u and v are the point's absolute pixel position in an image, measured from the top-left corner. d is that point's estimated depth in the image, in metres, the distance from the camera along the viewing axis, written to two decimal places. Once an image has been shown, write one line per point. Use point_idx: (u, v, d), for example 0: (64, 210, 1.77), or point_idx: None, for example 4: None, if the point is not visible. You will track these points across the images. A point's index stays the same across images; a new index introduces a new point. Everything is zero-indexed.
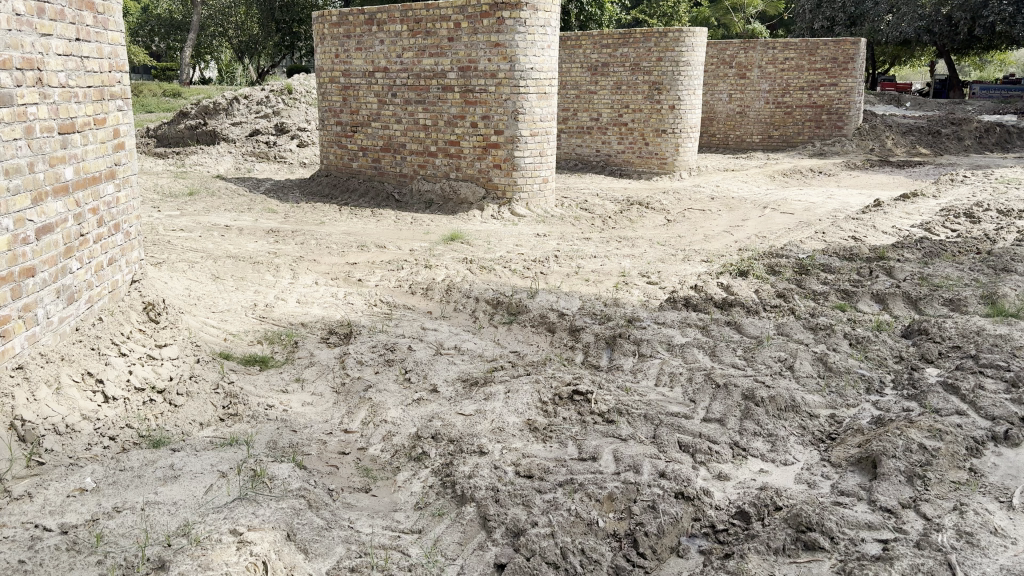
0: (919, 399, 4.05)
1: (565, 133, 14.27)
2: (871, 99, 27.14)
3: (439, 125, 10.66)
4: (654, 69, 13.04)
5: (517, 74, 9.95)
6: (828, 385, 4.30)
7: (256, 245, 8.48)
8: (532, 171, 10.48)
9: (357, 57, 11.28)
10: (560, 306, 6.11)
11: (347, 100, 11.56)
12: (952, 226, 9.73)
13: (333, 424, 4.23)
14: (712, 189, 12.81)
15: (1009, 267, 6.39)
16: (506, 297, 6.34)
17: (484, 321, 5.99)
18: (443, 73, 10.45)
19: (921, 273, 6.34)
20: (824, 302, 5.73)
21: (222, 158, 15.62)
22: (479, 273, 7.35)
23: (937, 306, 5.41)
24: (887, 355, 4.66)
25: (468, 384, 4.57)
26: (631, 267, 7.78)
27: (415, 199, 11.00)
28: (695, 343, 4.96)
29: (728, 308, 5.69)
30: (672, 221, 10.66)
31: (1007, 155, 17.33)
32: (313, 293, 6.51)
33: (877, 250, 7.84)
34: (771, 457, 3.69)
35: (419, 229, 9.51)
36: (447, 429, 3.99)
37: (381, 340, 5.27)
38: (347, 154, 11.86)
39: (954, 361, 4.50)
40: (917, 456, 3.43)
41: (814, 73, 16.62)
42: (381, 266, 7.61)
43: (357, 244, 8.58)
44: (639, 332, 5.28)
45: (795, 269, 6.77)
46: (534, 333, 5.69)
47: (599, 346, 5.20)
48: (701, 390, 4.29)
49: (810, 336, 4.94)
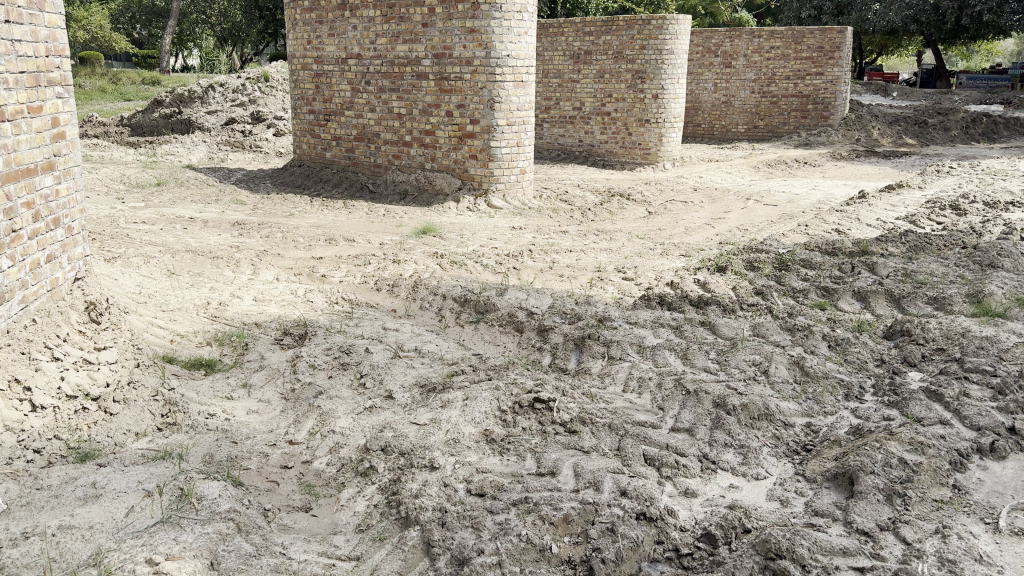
0: (901, 406, 3.81)
1: (548, 123, 13.97)
2: (858, 89, 26.93)
3: (413, 113, 10.34)
4: (638, 58, 12.75)
5: (493, 62, 9.65)
6: (805, 391, 4.05)
7: (220, 238, 8.17)
8: (509, 162, 10.19)
9: (329, 43, 10.93)
10: (529, 304, 5.84)
11: (320, 88, 11.22)
12: (938, 218, 9.52)
13: (277, 436, 4.00)
14: (695, 179, 12.57)
15: (995, 263, 6.17)
16: (473, 294, 6.07)
17: (450, 320, 5.72)
18: (417, 60, 10.12)
19: (905, 269, 6.11)
20: (803, 300, 5.49)
21: (196, 147, 15.24)
22: (449, 268, 7.07)
23: (920, 305, 5.17)
24: (868, 358, 4.42)
25: (424, 391, 4.30)
26: (608, 261, 7.54)
27: (389, 189, 10.69)
28: (666, 345, 4.71)
29: (703, 306, 5.44)
30: (653, 213, 10.41)
31: (994, 145, 17.19)
32: (271, 291, 6.22)
33: (860, 244, 7.62)
34: (742, 471, 3.45)
35: (392, 222, 9.22)
36: (398, 441, 3.72)
37: (337, 342, 4.99)
38: (320, 144, 11.54)
39: (937, 365, 4.26)
40: (897, 472, 3.19)
41: (800, 62, 16.34)
42: (348, 261, 7.32)
43: (325, 237, 8.28)
44: (609, 333, 5.02)
45: (775, 264, 6.54)
46: (501, 334, 5.42)
47: (567, 347, 4.94)
48: (670, 397, 4.03)
49: (787, 337, 4.69)
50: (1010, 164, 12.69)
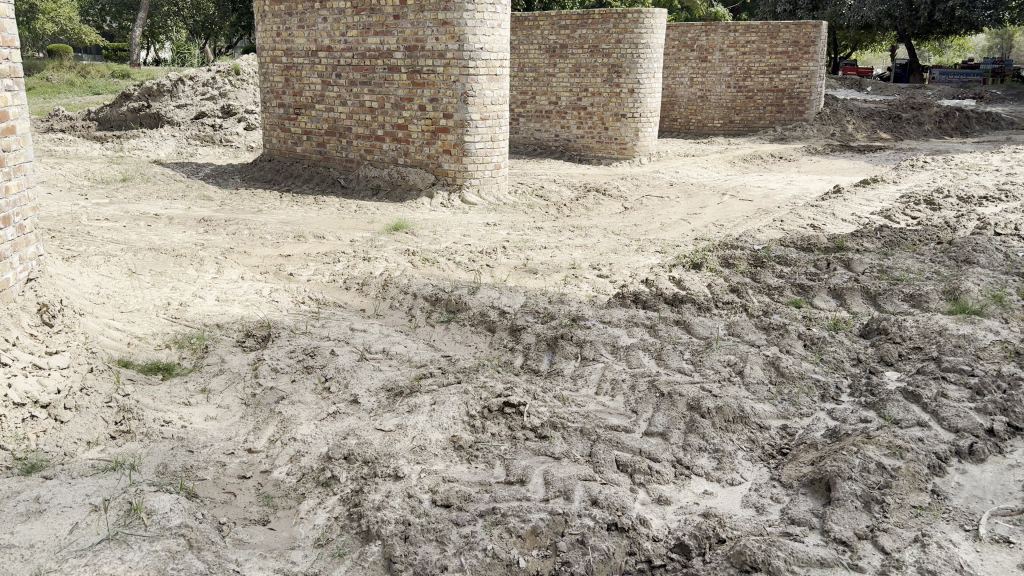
0: (878, 408, 3.73)
1: (523, 117, 13.82)
2: (832, 83, 27.06)
3: (385, 107, 10.15)
4: (613, 52, 12.66)
5: (466, 55, 9.49)
6: (781, 393, 3.95)
7: (185, 236, 7.96)
8: (484, 157, 10.04)
9: (299, 35, 10.72)
10: (501, 303, 5.70)
11: (290, 81, 11.01)
12: (913, 213, 9.51)
13: (236, 443, 3.88)
14: (671, 174, 12.51)
15: (971, 259, 6.12)
16: (445, 292, 5.92)
17: (420, 320, 5.58)
18: (389, 53, 9.93)
19: (880, 265, 6.05)
20: (779, 298, 5.41)
21: (165, 141, 14.93)
22: (420, 266, 6.92)
23: (896, 303, 5.11)
24: (845, 357, 4.34)
25: (391, 394, 4.16)
26: (582, 258, 7.43)
27: (361, 185, 10.50)
28: (640, 346, 4.59)
29: (678, 305, 5.34)
30: (629, 208, 10.33)
31: (966, 140, 17.32)
32: (235, 290, 6.04)
33: (836, 240, 7.57)
34: (717, 477, 3.34)
35: (363, 218, 9.05)
36: (361, 449, 3.58)
37: (301, 344, 4.83)
38: (290, 138, 11.33)
39: (914, 364, 4.19)
40: (875, 478, 3.10)
41: (775, 57, 16.38)
42: (317, 259, 7.16)
43: (293, 234, 8.09)
44: (583, 332, 4.90)
45: (750, 261, 6.46)
46: (472, 334, 5.28)
47: (539, 348, 4.81)
48: (644, 400, 3.91)
49: (763, 336, 4.59)
50: (983, 158, 12.74)
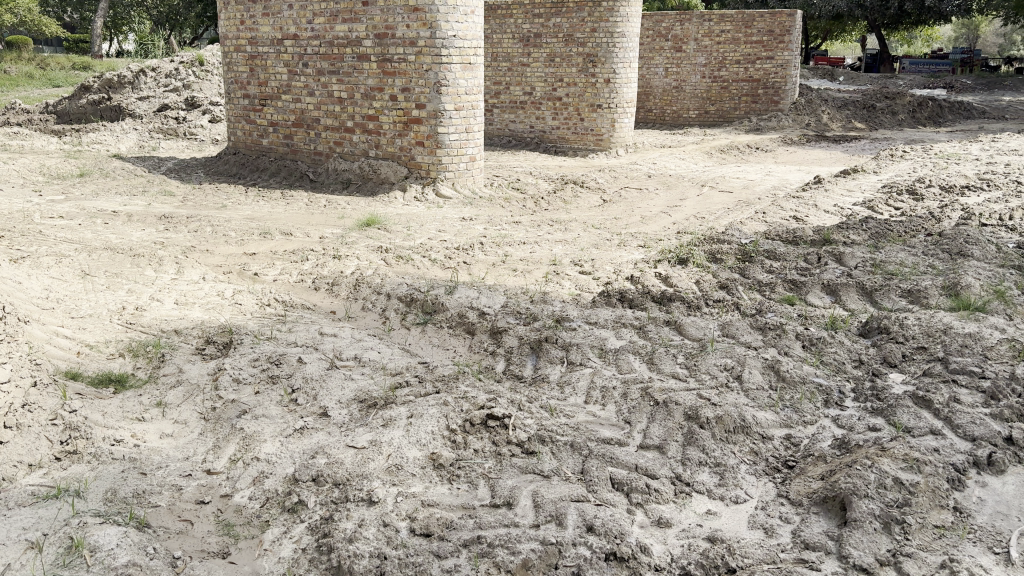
0: (887, 415, 3.49)
1: (498, 108, 13.49)
2: (805, 74, 27.01)
3: (355, 97, 9.80)
4: (589, 41, 12.36)
5: (439, 42, 9.13)
6: (782, 399, 3.70)
7: (144, 234, 7.57)
8: (458, 149, 9.70)
9: (264, 23, 10.32)
10: (480, 303, 5.40)
11: (255, 71, 10.62)
12: (895, 204, 9.35)
13: (193, 464, 3.56)
14: (649, 166, 12.28)
15: (964, 252, 5.93)
16: (420, 292, 5.60)
17: (394, 322, 5.27)
18: (358, 41, 9.57)
19: (873, 259, 5.84)
20: (771, 295, 5.17)
21: (126, 135, 14.39)
22: (393, 263, 6.59)
23: (894, 299, 4.89)
24: (846, 359, 4.10)
25: (363, 406, 3.84)
26: (563, 253, 7.15)
27: (331, 178, 10.13)
28: (629, 349, 4.33)
29: (666, 304, 5.08)
30: (608, 201, 10.07)
31: (940, 129, 17.30)
32: (196, 293, 5.68)
33: (822, 232, 7.36)
34: (719, 494, 3.08)
35: (333, 213, 8.69)
36: (331, 470, 3.27)
37: (266, 351, 4.50)
38: (256, 130, 10.94)
39: (920, 366, 3.96)
40: (892, 496, 2.85)
41: (750, 46, 16.18)
42: (284, 257, 6.81)
43: (259, 231, 7.73)
44: (568, 335, 4.62)
45: (738, 255, 6.22)
46: (449, 337, 4.98)
47: (522, 353, 4.53)
48: (637, 409, 3.64)
49: (759, 337, 4.34)
50: (961, 147, 12.65)
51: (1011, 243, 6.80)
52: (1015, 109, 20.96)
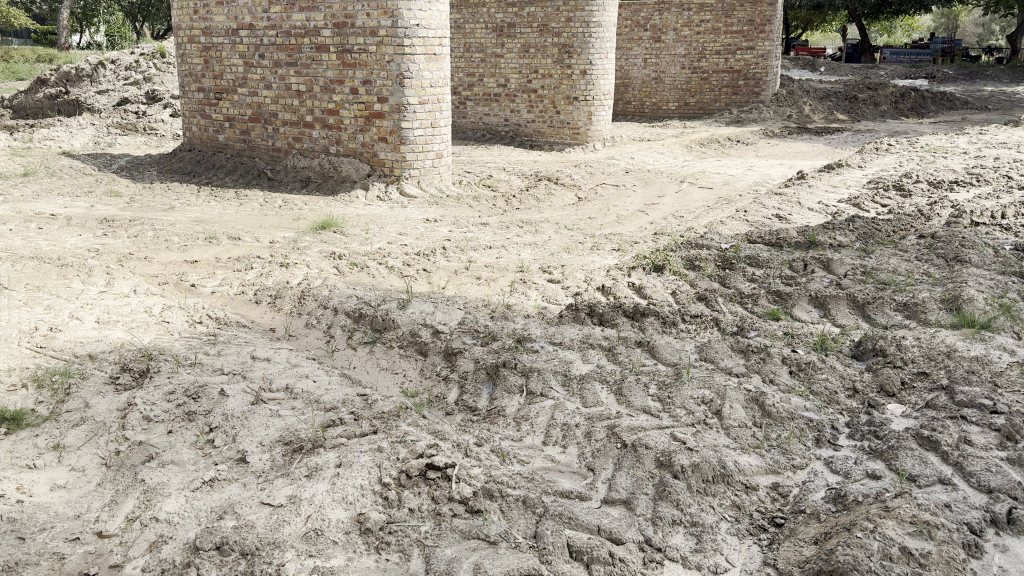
0: (888, 459, 3.03)
1: (471, 101, 12.95)
2: (786, 64, 26.63)
3: (314, 90, 9.27)
4: (564, 31, 11.85)
5: (401, 31, 8.57)
6: (768, 439, 3.23)
7: (80, 240, 7.00)
8: (423, 145, 9.15)
9: (218, 12, 9.73)
10: (435, 319, 4.89)
11: (209, 62, 10.03)
12: (882, 201, 8.94)
13: (83, 523, 3.03)
14: (627, 160, 11.81)
15: (961, 257, 5.50)
16: (370, 306, 5.08)
17: (339, 342, 4.75)
18: (316, 30, 9.04)
19: (863, 266, 5.39)
20: (754, 310, 4.71)
21: (82, 130, 13.72)
22: (345, 272, 6.07)
23: (889, 315, 4.44)
24: (838, 387, 3.64)
25: (287, 451, 3.34)
26: (531, 259, 6.67)
27: (289, 176, 9.61)
28: (596, 376, 3.84)
29: (639, 320, 4.61)
30: (583, 199, 9.59)
31: (923, 119, 16.97)
32: (121, 309, 5.14)
33: (806, 234, 6.93)
34: (696, 563, 2.60)
35: (288, 214, 8.17)
36: (240, 535, 2.76)
37: (185, 382, 3.98)
38: (211, 125, 10.35)
39: (921, 396, 3.51)
40: (900, 570, 2.39)
41: (730, 36, 15.72)
42: (226, 266, 6.29)
43: (205, 236, 7.20)
44: (529, 358, 4.13)
45: (717, 262, 5.75)
46: (399, 360, 4.48)
47: (477, 380, 4.04)
48: (602, 453, 3.15)
49: (741, 361, 3.87)
50: (948, 140, 12.26)
51: (1008, 245, 6.38)
52: (997, 99, 20.71)
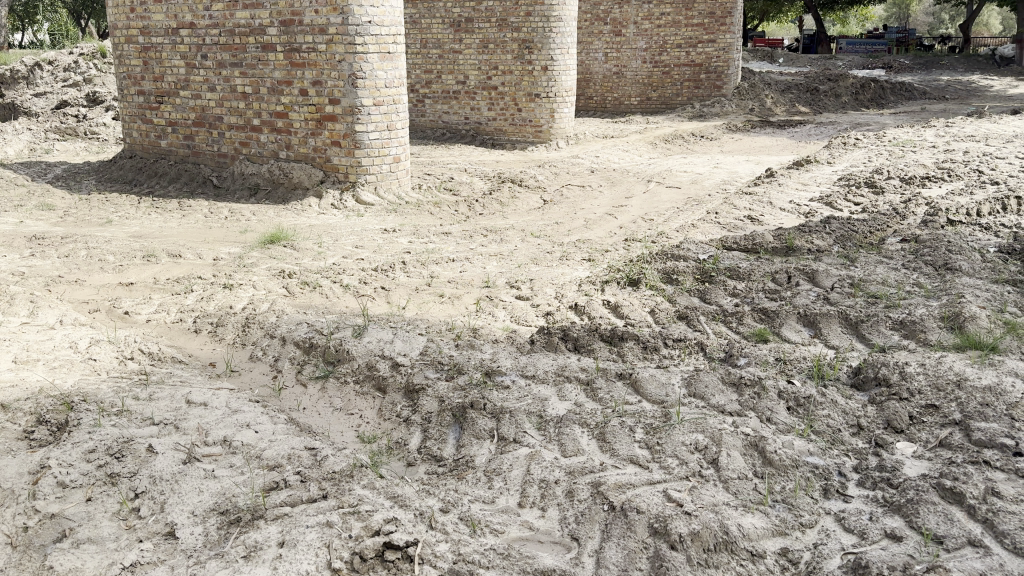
0: (909, 515, 2.69)
1: (430, 99, 12.47)
2: (745, 56, 26.53)
3: (261, 92, 8.75)
4: (524, 26, 11.43)
5: (352, 29, 8.09)
6: (771, 493, 2.86)
7: (3, 262, 6.43)
8: (379, 149, 8.65)
9: (156, 10, 9.13)
10: (394, 347, 4.45)
11: (148, 64, 9.42)
12: (855, 199, 8.70)
13: None
14: (592, 159, 11.45)
15: (950, 265, 5.22)
16: (322, 335, 4.62)
17: (288, 379, 4.28)
18: (262, 29, 8.51)
19: (850, 277, 5.08)
20: (740, 333, 4.36)
21: (17, 135, 12.94)
22: (295, 293, 5.59)
23: (885, 335, 4.13)
24: (841, 425, 3.29)
25: (223, 525, 2.88)
26: (497, 272, 6.26)
27: (237, 183, 9.07)
28: (574, 417, 3.44)
29: (617, 349, 4.23)
30: (548, 202, 9.21)
31: (884, 111, 16.90)
32: (42, 344, 4.59)
33: (783, 238, 6.62)
34: None
35: (235, 226, 7.65)
36: None
37: (108, 438, 3.50)
38: (153, 130, 9.75)
39: (933, 433, 3.19)
40: None
41: (692, 29, 15.45)
42: (164, 290, 5.78)
43: (143, 254, 6.66)
44: (499, 396, 3.72)
45: (695, 274, 5.40)
46: (354, 399, 4.04)
47: (442, 424, 3.61)
48: (587, 518, 2.76)
49: (734, 396, 3.50)
50: (914, 133, 12.10)
51: (992, 247, 6.14)
52: (954, 89, 20.78)
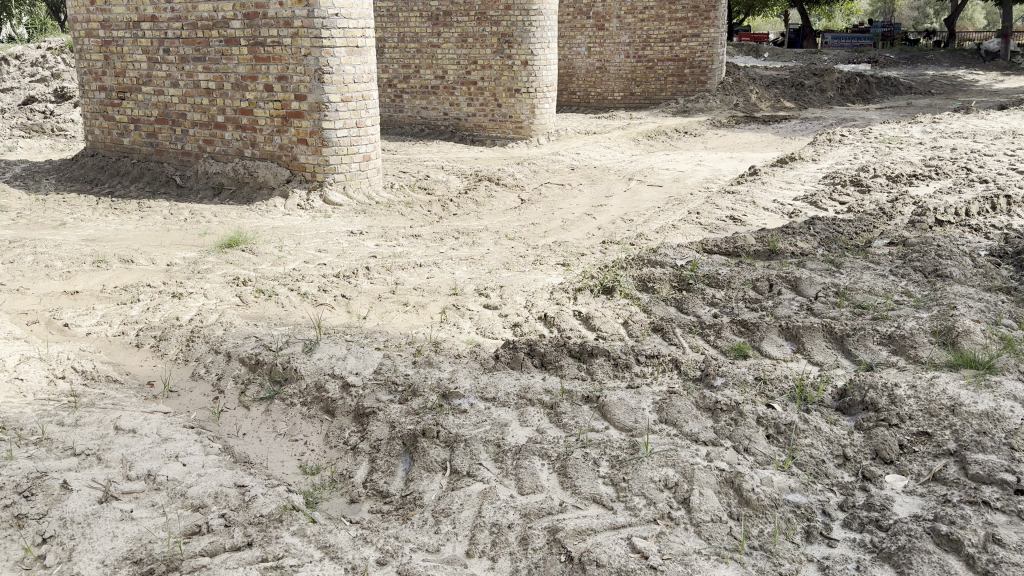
0: (901, 566, 2.40)
1: (407, 94, 12.12)
2: (730, 51, 26.27)
3: (225, 88, 8.39)
4: (503, 19, 11.10)
5: (318, 22, 7.74)
6: (749, 539, 2.57)
7: None
8: (348, 147, 8.30)
9: (116, 3, 8.74)
10: (346, 362, 4.11)
11: (109, 59, 9.03)
12: (841, 198, 8.45)
13: None
14: (573, 156, 11.14)
15: (941, 271, 4.95)
16: (270, 350, 4.29)
17: (229, 401, 3.95)
18: (225, 22, 8.15)
19: (835, 284, 4.80)
20: (718, 348, 4.07)
21: None
22: (248, 302, 5.25)
23: (873, 351, 3.85)
24: (825, 456, 3.01)
25: None
26: (465, 277, 5.94)
27: (200, 183, 8.70)
28: (534, 447, 3.14)
29: (585, 366, 3.93)
30: (525, 202, 8.89)
31: (869, 106, 16.68)
32: None
33: (766, 240, 6.34)
34: None
35: (194, 228, 7.30)
36: None
37: (21, 472, 3.14)
38: (115, 128, 9.35)
39: (926, 465, 2.91)
40: None
41: (675, 23, 15.15)
42: (110, 299, 5.43)
43: (93, 260, 6.30)
44: (454, 421, 3.41)
45: (673, 281, 5.10)
46: (299, 423, 3.71)
47: (390, 453, 3.29)
48: (541, 571, 2.46)
49: (710, 424, 3.21)
50: (901, 129, 11.86)
51: (983, 250, 5.88)
52: (941, 84, 20.59)
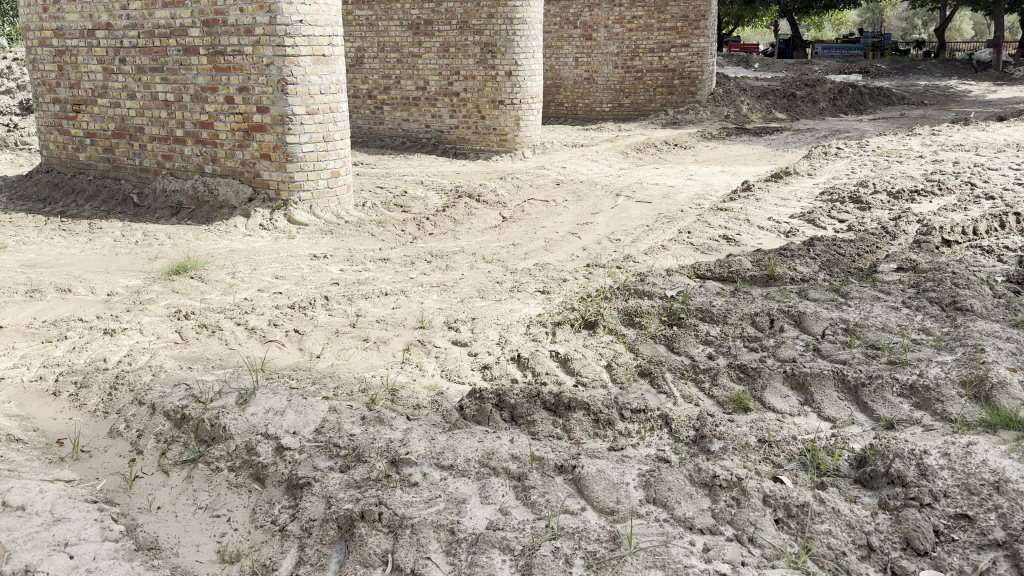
0: None
1: (388, 106, 11.59)
2: (720, 61, 25.84)
3: (184, 100, 7.84)
4: (485, 28, 10.60)
5: (280, 30, 7.21)
6: None
7: None
8: (315, 162, 7.75)
9: (70, 9, 8.19)
10: (286, 416, 3.56)
11: (64, 69, 8.47)
12: (840, 215, 7.96)
13: None
14: (558, 170, 10.63)
15: (960, 304, 4.45)
16: (201, 400, 3.74)
17: (146, 464, 3.39)
18: (183, 30, 7.60)
19: (843, 318, 4.29)
20: (714, 399, 3.54)
21: None
22: (187, 340, 4.68)
23: (894, 405, 3.33)
24: (845, 546, 2.49)
25: None
26: (434, 308, 5.40)
27: (158, 202, 8.13)
28: (495, 536, 2.61)
29: (559, 421, 3.40)
30: (506, 220, 8.36)
31: (862, 117, 16.24)
32: None
33: (763, 264, 5.82)
34: None
35: (145, 252, 6.74)
36: None
37: None
38: (69, 142, 8.77)
39: (968, 559, 2.38)
40: None
41: (664, 33, 14.69)
42: (36, 334, 4.84)
43: (26, 289, 5.72)
44: (404, 496, 2.87)
45: (662, 314, 4.58)
46: (224, 495, 3.16)
47: (325, 537, 2.75)
48: None
49: (706, 507, 2.69)
50: (899, 141, 11.41)
51: (1000, 275, 5.38)
52: (934, 94, 20.19)
